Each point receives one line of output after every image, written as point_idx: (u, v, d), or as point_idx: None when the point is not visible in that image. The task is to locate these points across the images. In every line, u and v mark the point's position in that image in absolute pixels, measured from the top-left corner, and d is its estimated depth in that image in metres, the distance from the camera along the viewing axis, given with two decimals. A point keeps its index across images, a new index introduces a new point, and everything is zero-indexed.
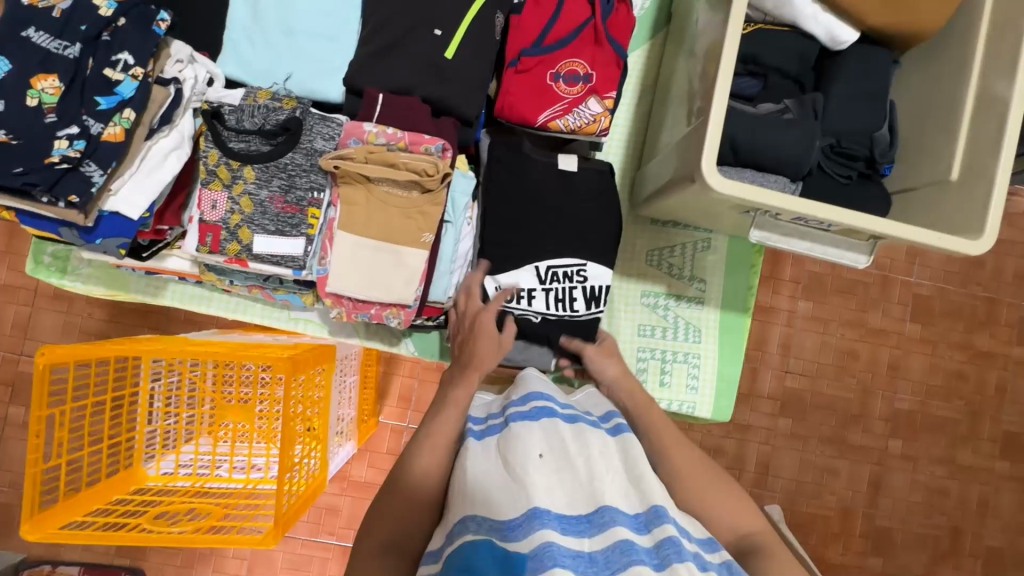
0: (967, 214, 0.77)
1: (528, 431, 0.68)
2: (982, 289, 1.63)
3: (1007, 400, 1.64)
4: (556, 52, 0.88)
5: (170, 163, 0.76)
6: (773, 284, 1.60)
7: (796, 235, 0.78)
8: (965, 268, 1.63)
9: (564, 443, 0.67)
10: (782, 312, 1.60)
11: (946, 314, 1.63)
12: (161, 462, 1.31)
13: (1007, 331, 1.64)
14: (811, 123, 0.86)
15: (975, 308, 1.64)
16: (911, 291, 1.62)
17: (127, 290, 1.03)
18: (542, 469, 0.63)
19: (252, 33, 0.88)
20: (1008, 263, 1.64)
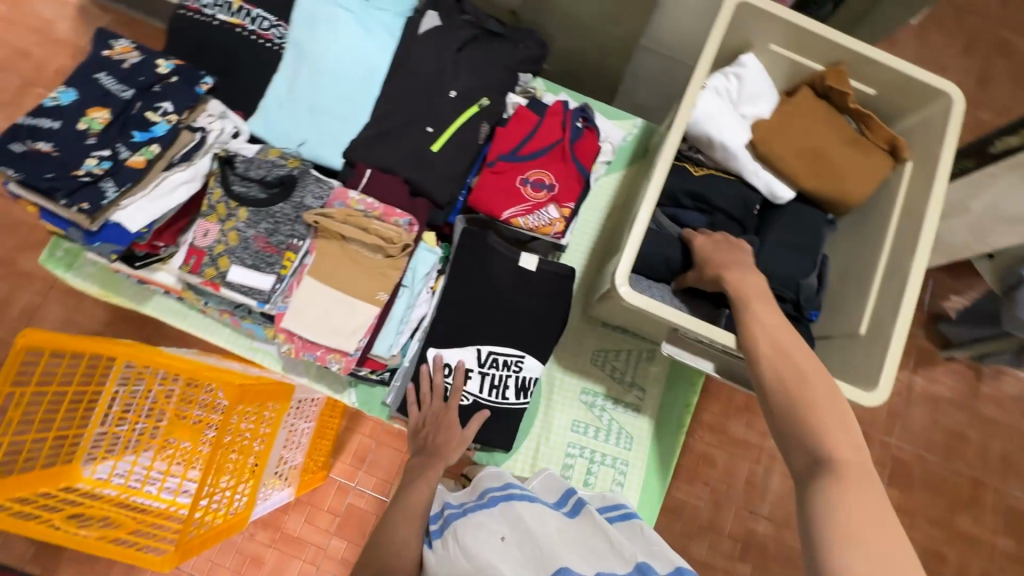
0: (868, 368, 0.82)
1: (496, 519, 0.80)
2: (966, 467, 1.60)
3: None
4: (528, 162, 1.02)
5: (178, 193, 0.90)
6: (748, 416, 1.60)
7: (704, 356, 0.88)
8: (948, 441, 1.61)
9: (522, 525, 0.79)
10: (750, 446, 1.59)
11: (926, 486, 1.59)
12: (98, 466, 1.34)
13: (993, 518, 1.58)
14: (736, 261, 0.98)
15: (959, 486, 1.59)
16: (889, 452, 1.60)
17: (117, 293, 1.13)
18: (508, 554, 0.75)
19: (283, 104, 1.05)
20: (994, 444, 1.62)
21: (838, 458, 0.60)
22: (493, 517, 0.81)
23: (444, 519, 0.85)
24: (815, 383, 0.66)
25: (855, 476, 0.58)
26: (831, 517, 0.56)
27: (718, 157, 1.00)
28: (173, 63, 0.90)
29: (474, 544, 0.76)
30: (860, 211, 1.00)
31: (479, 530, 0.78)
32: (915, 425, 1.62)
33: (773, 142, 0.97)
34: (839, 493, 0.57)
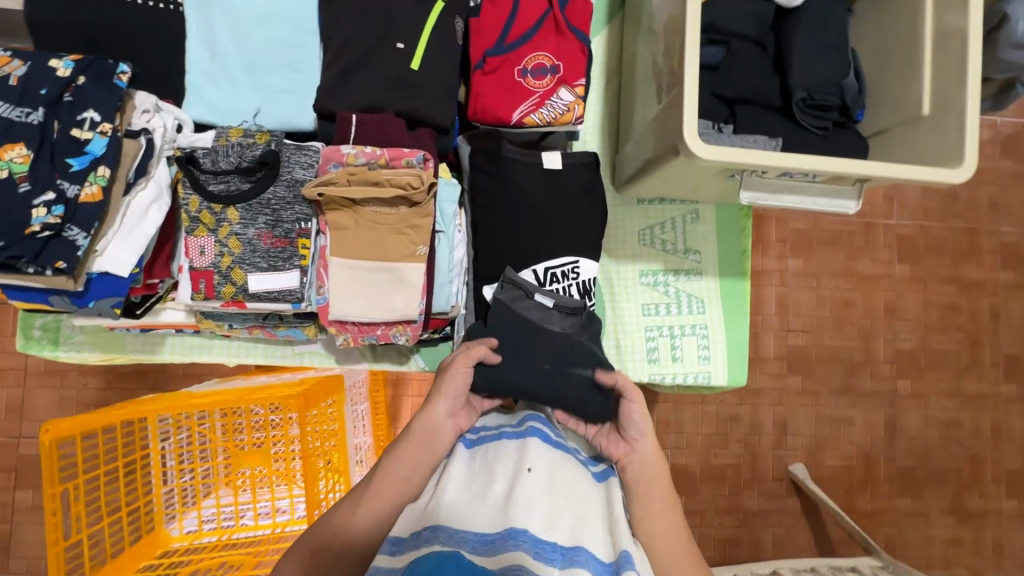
0: (947, 146, 0.78)
1: (525, 450, 0.67)
2: (961, 222, 1.76)
3: (1003, 324, 1.77)
4: (519, 48, 0.88)
5: (152, 216, 0.75)
6: (762, 247, 1.72)
7: (783, 190, 0.80)
8: (942, 203, 1.76)
9: (553, 465, 0.66)
10: (772, 273, 1.72)
11: (930, 251, 1.76)
12: (183, 521, 1.29)
13: (991, 258, 1.77)
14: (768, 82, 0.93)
15: (958, 240, 1.76)
16: (893, 233, 1.74)
17: (123, 351, 1.00)
18: (530, 486, 0.62)
19: (213, 74, 0.86)
20: (981, 191, 1.77)
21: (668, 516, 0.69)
22: (527, 446, 0.68)
23: (479, 434, 0.74)
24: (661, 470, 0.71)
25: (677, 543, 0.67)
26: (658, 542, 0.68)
27: None
28: (71, 60, 0.71)
29: (496, 468, 0.66)
30: None
31: (505, 463, 0.66)
32: (911, 199, 1.75)
33: None
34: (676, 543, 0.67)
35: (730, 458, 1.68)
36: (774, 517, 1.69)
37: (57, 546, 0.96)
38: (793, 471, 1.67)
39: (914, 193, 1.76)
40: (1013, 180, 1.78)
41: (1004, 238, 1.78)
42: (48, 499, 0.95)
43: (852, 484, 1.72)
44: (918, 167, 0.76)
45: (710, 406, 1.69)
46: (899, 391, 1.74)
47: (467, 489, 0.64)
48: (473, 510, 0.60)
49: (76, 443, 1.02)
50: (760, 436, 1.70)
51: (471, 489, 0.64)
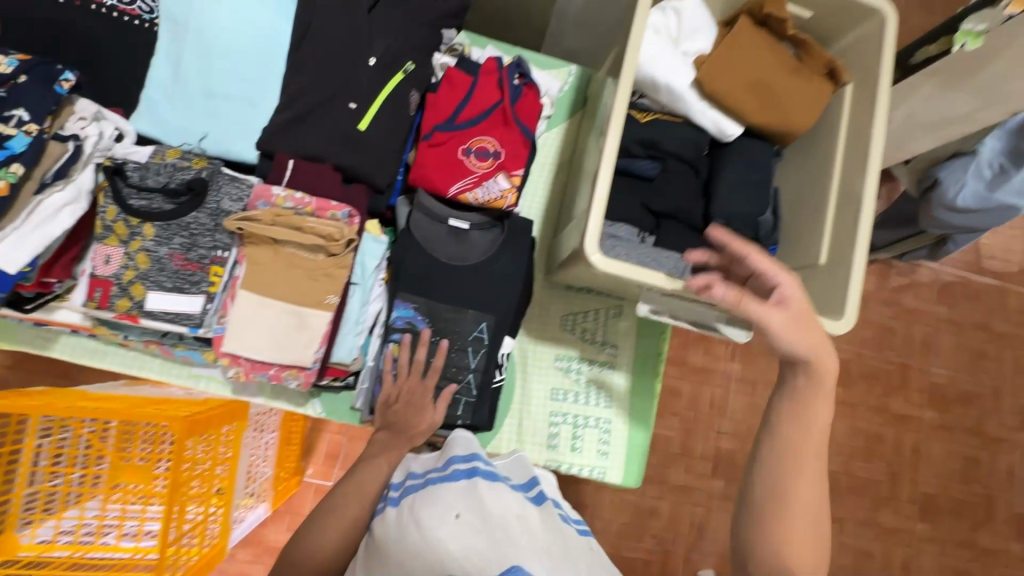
0: (832, 296, 0.84)
1: (447, 499, 0.63)
2: (894, 354, 1.81)
3: (923, 461, 1.79)
4: (467, 130, 0.94)
5: (63, 217, 0.75)
6: (706, 345, 1.70)
7: (681, 310, 0.85)
8: (879, 335, 1.81)
9: (481, 509, 0.61)
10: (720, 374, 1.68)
11: (864, 376, 1.79)
12: (37, 529, 1.19)
13: (919, 394, 1.80)
14: (695, 202, 0.99)
15: (890, 373, 1.80)
16: (830, 355, 1.78)
17: (13, 342, 0.97)
18: (457, 534, 0.58)
19: (169, 93, 0.89)
20: (917, 330, 1.82)
21: (796, 500, 0.68)
22: (449, 495, 0.63)
23: (405, 487, 0.71)
24: (796, 441, 0.70)
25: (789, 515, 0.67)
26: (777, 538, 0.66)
27: (664, 100, 0.96)
28: (16, 58, 0.74)
29: (422, 516, 0.62)
30: (807, 139, 1.00)
31: (429, 513, 0.61)
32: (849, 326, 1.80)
33: (718, 78, 0.93)
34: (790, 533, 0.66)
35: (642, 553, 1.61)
36: None
37: None
38: None
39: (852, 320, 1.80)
40: (946, 325, 1.84)
41: (933, 378, 1.82)
42: None
43: None
44: None
45: (628, 496, 1.63)
46: None
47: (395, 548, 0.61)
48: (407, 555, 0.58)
49: None
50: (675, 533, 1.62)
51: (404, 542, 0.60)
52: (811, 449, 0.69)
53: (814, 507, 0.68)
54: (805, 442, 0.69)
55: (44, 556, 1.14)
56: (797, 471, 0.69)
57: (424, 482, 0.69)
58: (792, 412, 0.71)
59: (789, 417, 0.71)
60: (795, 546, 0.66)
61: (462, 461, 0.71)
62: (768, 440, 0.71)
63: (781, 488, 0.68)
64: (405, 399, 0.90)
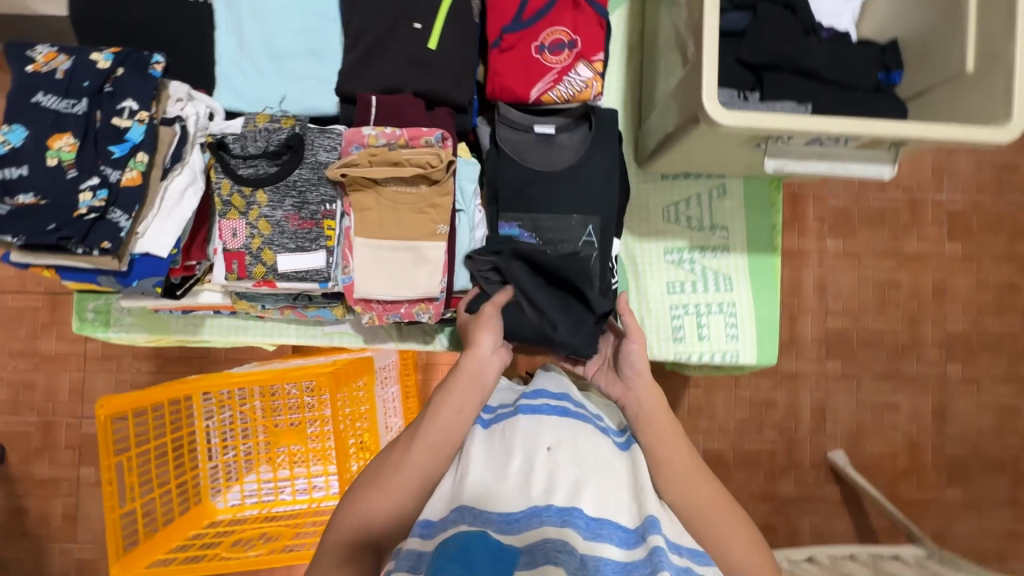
0: (989, 106, 0.74)
1: (537, 427, 0.66)
2: (1019, 195, 1.64)
3: None
4: (536, 25, 0.88)
5: (189, 199, 0.80)
6: (798, 227, 1.63)
7: (813, 157, 0.77)
8: (998, 177, 1.64)
9: (571, 434, 0.67)
10: (811, 254, 1.63)
11: (985, 228, 1.64)
12: (227, 494, 1.37)
13: None
14: (803, 40, 0.89)
15: (1015, 217, 1.64)
16: (943, 210, 1.63)
17: (167, 332, 1.06)
18: (551, 466, 0.63)
19: (241, 63, 0.89)
20: None
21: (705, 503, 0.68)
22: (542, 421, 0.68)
23: (495, 414, 0.75)
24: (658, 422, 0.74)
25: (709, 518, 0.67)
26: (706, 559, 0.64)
27: None
28: (110, 52, 0.75)
29: (512, 437, 0.66)
30: None
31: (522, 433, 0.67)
32: (962, 173, 1.64)
33: None
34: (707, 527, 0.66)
35: (764, 443, 1.62)
36: (813, 505, 1.63)
37: (115, 513, 1.05)
38: (833, 458, 1.60)
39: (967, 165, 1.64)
40: None
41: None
42: (104, 469, 1.03)
43: (897, 472, 1.63)
44: (961, 127, 0.71)
45: (744, 388, 1.61)
46: (950, 375, 1.63)
47: (485, 526, 0.56)
48: (501, 492, 0.61)
49: (127, 419, 1.10)
50: (796, 420, 1.62)
51: (499, 487, 0.61)
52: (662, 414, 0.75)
53: (713, 502, 0.68)
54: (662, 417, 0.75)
55: (239, 515, 1.33)
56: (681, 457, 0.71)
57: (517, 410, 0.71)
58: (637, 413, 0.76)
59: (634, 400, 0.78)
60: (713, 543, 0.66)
61: (554, 397, 0.73)
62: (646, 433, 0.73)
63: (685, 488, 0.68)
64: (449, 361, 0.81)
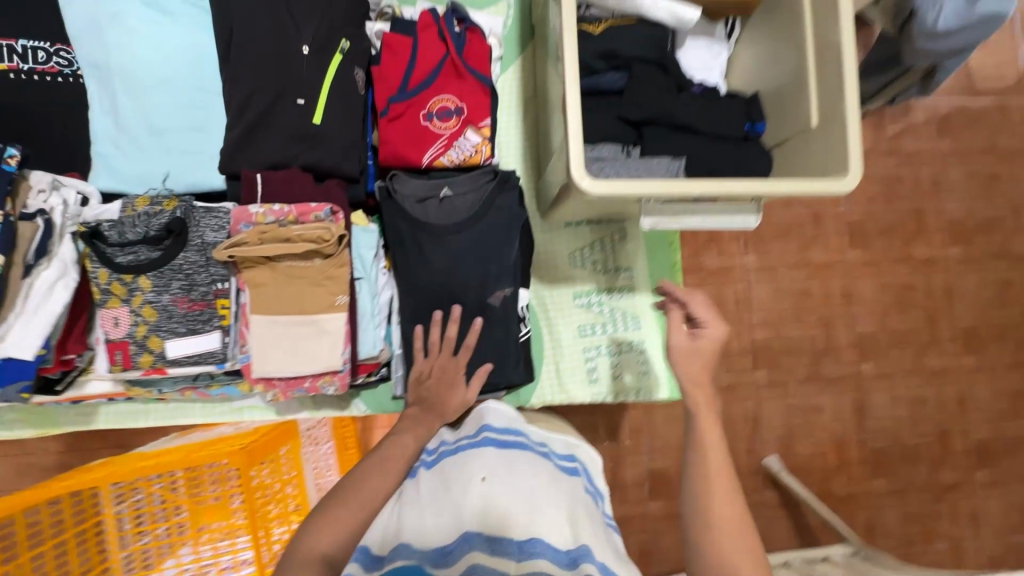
0: (834, 155, 0.81)
1: (475, 459, 0.69)
2: (908, 202, 1.73)
3: (957, 299, 1.75)
4: (422, 93, 0.91)
5: (58, 293, 0.76)
6: (716, 245, 1.68)
7: (685, 212, 0.83)
8: (885, 187, 1.72)
9: (501, 462, 0.69)
10: (731, 271, 1.68)
11: (882, 233, 1.73)
12: None
13: (940, 235, 1.74)
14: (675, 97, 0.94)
15: (905, 222, 1.73)
16: (843, 221, 1.71)
17: (57, 425, 0.99)
18: (484, 493, 0.64)
19: (119, 142, 0.86)
20: (924, 172, 1.73)
21: (719, 520, 0.64)
22: (481, 456, 0.70)
23: (437, 453, 0.76)
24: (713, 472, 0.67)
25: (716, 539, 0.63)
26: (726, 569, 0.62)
27: (612, 4, 0.90)
28: None
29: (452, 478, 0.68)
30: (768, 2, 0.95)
31: (462, 468, 0.69)
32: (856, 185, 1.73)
33: None
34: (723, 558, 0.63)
35: None
36: (755, 511, 1.68)
37: None
38: (768, 464, 1.66)
39: None
40: (953, 158, 1.74)
41: (950, 215, 1.74)
42: None
43: (828, 470, 1.71)
44: (806, 180, 0.78)
45: None
46: (864, 374, 1.73)
47: (422, 562, 0.58)
48: (436, 527, 0.62)
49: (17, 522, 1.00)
50: (732, 430, 1.67)
51: (433, 521, 0.63)
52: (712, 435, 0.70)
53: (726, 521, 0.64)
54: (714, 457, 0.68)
55: None
56: (713, 493, 0.66)
57: (455, 450, 0.74)
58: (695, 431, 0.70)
59: (698, 423, 0.71)
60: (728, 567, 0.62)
61: (498, 432, 0.76)
62: (706, 444, 0.69)
63: (704, 516, 0.65)
64: (437, 377, 0.88)
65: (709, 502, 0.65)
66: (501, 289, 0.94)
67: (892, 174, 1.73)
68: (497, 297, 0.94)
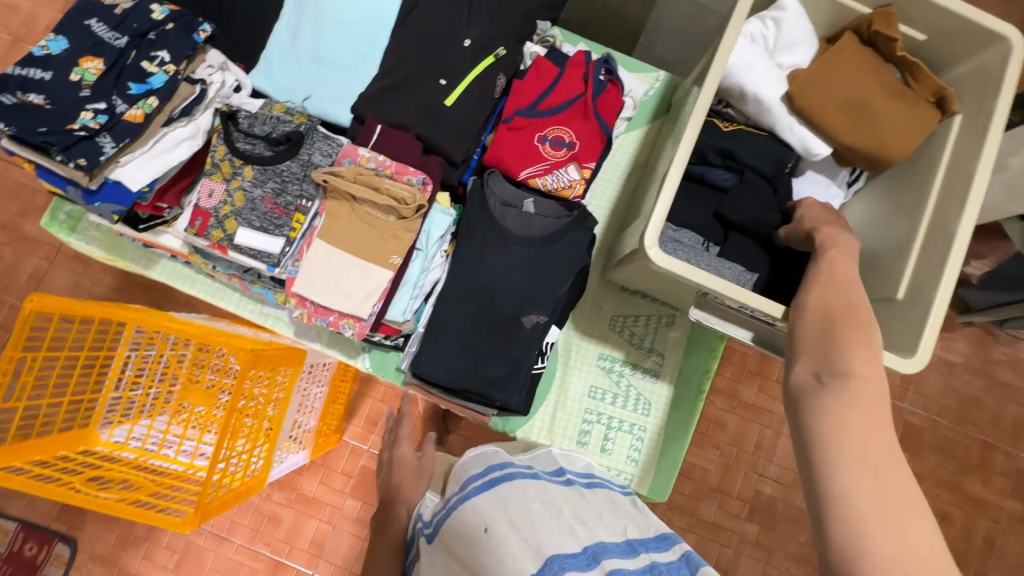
0: (907, 334, 0.78)
1: (473, 509, 0.73)
2: (978, 431, 1.58)
3: (996, 556, 1.54)
4: (546, 118, 0.98)
5: (180, 150, 0.86)
6: (760, 381, 1.60)
7: (736, 321, 0.82)
8: (961, 405, 1.58)
9: (498, 505, 0.72)
10: (763, 412, 1.59)
11: (937, 449, 1.57)
12: (115, 430, 1.33)
13: (1001, 480, 1.57)
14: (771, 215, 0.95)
15: (969, 450, 1.58)
16: (900, 417, 1.58)
17: (123, 257, 1.10)
18: (491, 542, 0.66)
19: (285, 55, 0.98)
20: (1008, 409, 1.59)
21: (851, 368, 0.54)
22: (478, 505, 0.73)
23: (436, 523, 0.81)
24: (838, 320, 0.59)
25: (852, 394, 0.52)
26: (827, 435, 0.51)
27: (750, 111, 0.93)
28: (168, 8, 0.85)
29: (458, 531, 0.71)
30: (900, 169, 0.95)
31: (465, 523, 0.72)
32: (929, 389, 1.60)
33: (812, 95, 0.90)
34: (841, 408, 0.51)
35: None
36: None
37: None
38: None
39: (934, 383, 1.60)
40: None
41: (1021, 465, 1.58)
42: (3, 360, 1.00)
43: None
44: None
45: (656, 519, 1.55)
46: None
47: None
48: None
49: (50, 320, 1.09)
50: None
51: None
52: (837, 277, 0.64)
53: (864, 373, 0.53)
54: (834, 311, 0.60)
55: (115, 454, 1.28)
56: (842, 336, 0.57)
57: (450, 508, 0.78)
58: (812, 288, 0.64)
59: (824, 277, 0.64)
60: (850, 434, 0.49)
61: (480, 475, 0.80)
62: (799, 323, 0.61)
63: (825, 359, 0.56)
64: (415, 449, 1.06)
65: (842, 349, 0.55)
66: (537, 315, 0.97)
67: (972, 396, 1.59)
68: (530, 321, 0.97)
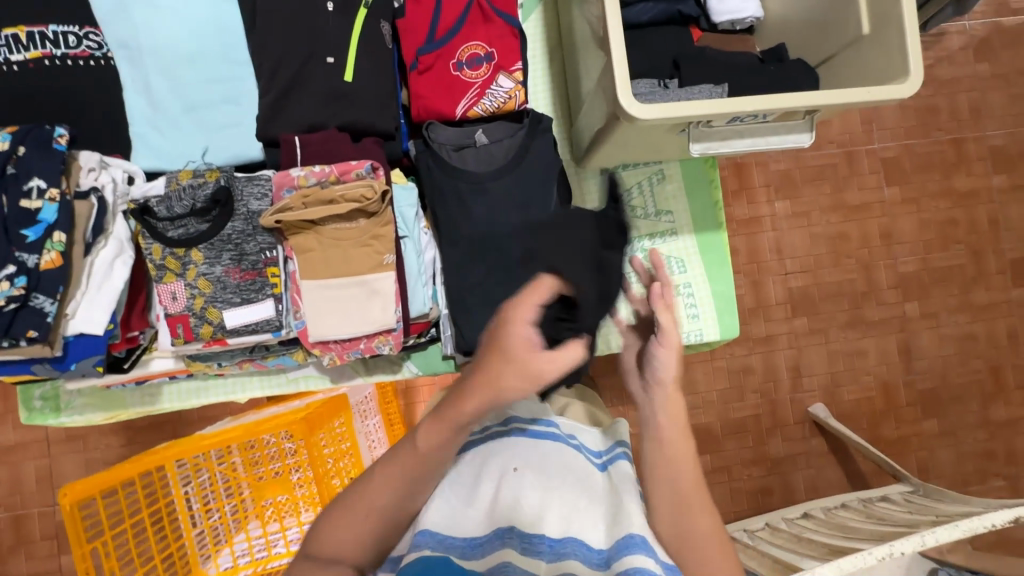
0: (891, 61, 0.77)
1: (506, 453, 0.63)
2: (944, 133, 1.64)
3: (1003, 229, 1.65)
4: (450, 42, 0.89)
5: (118, 270, 0.77)
6: (747, 195, 1.61)
7: (735, 135, 0.79)
8: (921, 118, 1.64)
9: (531, 459, 0.62)
10: (763, 219, 1.61)
11: (918, 168, 1.64)
12: (219, 559, 1.29)
13: (981, 165, 1.65)
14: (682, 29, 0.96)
15: (944, 153, 1.64)
16: (877, 157, 1.63)
17: (124, 407, 1.01)
18: (516, 487, 0.59)
19: (156, 121, 0.87)
20: (961, 100, 1.64)
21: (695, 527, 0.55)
22: (516, 447, 0.64)
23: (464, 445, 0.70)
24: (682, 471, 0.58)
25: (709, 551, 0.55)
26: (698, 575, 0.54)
27: None
28: (8, 133, 0.73)
29: (486, 470, 0.62)
30: None
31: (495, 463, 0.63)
32: (889, 119, 1.64)
33: None
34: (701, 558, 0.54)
35: (749, 410, 1.59)
36: (804, 461, 1.61)
37: None
38: (815, 412, 1.58)
39: (890, 112, 1.64)
40: (993, 81, 1.64)
41: (991, 142, 1.65)
42: (79, 559, 0.97)
43: (876, 414, 1.62)
44: (866, 89, 0.74)
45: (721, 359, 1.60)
46: (908, 314, 1.63)
47: (448, 552, 0.52)
48: (470, 522, 0.56)
49: (96, 503, 1.03)
50: (776, 380, 1.60)
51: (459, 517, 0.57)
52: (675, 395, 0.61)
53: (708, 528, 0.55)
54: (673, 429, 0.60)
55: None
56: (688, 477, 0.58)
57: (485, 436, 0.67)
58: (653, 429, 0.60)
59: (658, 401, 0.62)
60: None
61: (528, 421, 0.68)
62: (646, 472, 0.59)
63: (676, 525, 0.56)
64: None
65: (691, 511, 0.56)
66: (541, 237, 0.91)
67: (926, 105, 1.63)
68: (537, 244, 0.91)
